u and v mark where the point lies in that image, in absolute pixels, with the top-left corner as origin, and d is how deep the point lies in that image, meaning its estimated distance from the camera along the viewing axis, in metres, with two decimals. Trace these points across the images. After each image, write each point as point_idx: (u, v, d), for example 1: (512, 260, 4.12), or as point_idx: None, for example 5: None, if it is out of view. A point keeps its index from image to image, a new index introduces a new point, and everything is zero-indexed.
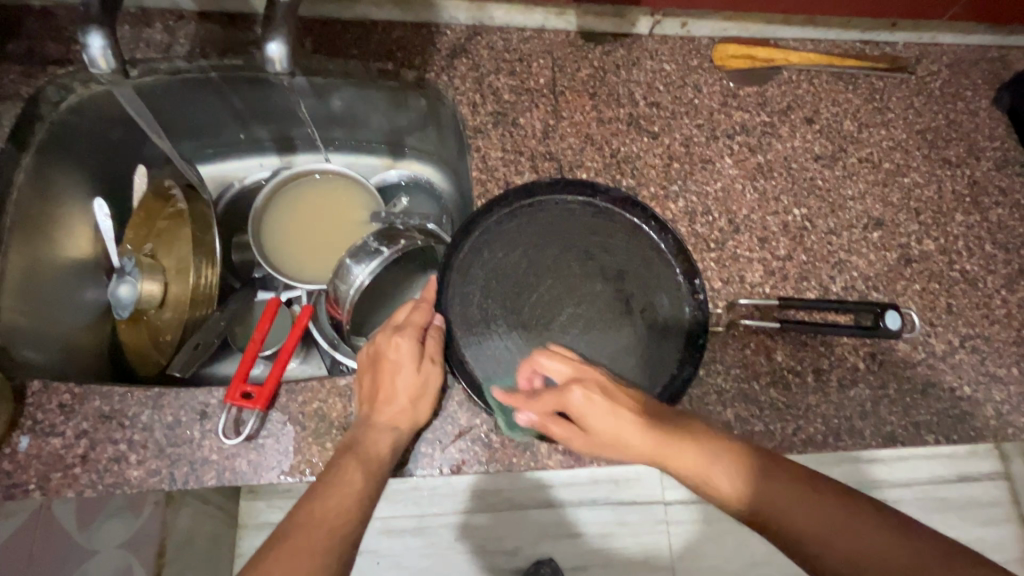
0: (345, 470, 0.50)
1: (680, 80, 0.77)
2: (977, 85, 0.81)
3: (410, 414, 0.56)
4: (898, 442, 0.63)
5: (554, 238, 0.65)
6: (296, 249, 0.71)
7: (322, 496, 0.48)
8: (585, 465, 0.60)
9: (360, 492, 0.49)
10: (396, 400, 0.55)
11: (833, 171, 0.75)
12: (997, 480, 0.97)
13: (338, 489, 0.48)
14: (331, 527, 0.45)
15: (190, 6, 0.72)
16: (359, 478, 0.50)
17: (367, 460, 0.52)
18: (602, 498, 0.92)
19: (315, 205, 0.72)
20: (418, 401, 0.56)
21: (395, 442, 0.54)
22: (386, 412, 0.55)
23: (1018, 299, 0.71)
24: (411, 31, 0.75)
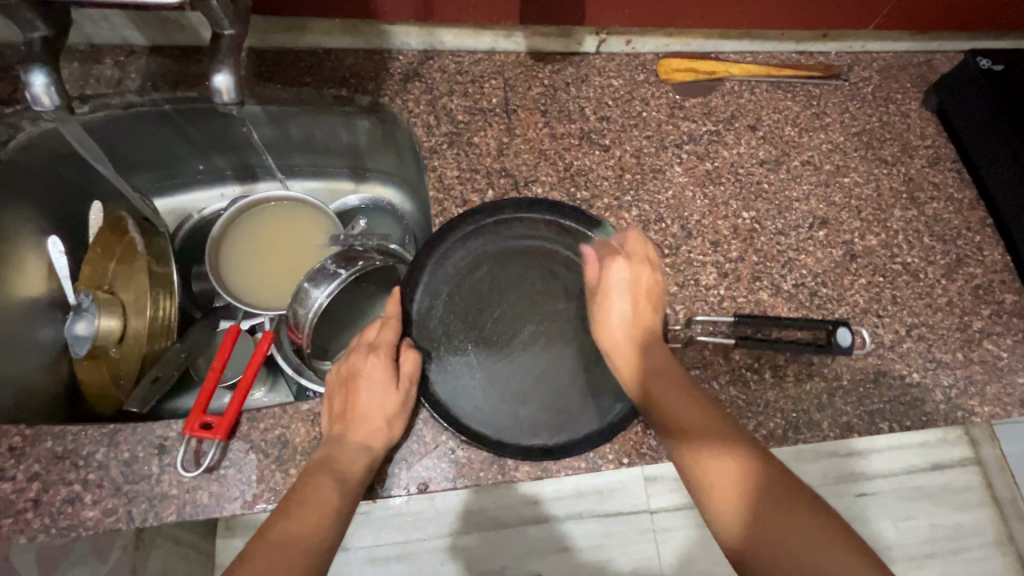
0: (319, 485, 0.50)
1: (628, 94, 0.80)
2: (907, 88, 0.86)
3: (382, 432, 0.56)
4: (855, 432, 0.65)
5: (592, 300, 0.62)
6: (253, 278, 0.70)
7: (296, 514, 0.47)
8: (553, 475, 0.60)
9: (334, 511, 0.49)
10: (368, 417, 0.55)
11: (777, 175, 0.78)
12: (968, 466, 0.99)
13: (312, 509, 0.48)
14: (305, 546, 0.45)
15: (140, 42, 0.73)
16: (332, 497, 0.50)
17: (342, 478, 0.52)
18: (587, 510, 0.93)
19: (284, 231, 0.71)
20: (392, 418, 0.56)
21: (368, 461, 0.54)
22: (358, 429, 0.55)
23: (958, 288, 0.74)
24: (363, 58, 0.76)
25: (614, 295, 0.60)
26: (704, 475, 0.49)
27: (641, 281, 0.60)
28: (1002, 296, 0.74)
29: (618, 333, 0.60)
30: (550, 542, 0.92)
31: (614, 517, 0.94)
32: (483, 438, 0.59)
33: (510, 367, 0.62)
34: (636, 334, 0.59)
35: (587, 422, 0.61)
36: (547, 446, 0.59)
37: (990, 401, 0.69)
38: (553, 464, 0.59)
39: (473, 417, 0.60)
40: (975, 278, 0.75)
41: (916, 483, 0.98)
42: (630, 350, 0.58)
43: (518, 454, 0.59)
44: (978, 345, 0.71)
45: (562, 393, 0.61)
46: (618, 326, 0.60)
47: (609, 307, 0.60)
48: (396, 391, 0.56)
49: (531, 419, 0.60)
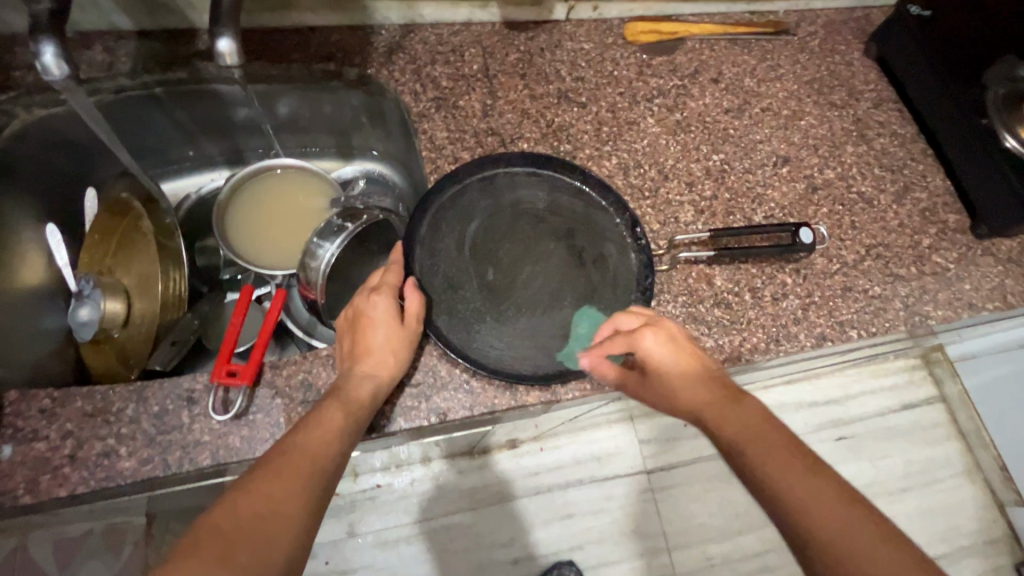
0: (327, 409, 0.53)
1: (599, 56, 0.86)
2: (849, 40, 0.95)
3: (390, 364, 0.59)
4: (829, 341, 0.72)
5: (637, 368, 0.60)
6: (257, 243, 0.72)
7: (306, 430, 0.51)
8: (562, 398, 0.64)
9: (340, 428, 0.52)
10: (376, 351, 0.59)
11: (741, 121, 0.85)
12: (932, 404, 1.09)
13: (322, 428, 0.51)
14: (312, 459, 0.48)
15: (127, 27, 0.75)
16: (340, 420, 0.53)
17: (351, 404, 0.55)
18: (585, 476, 0.99)
19: (285, 196, 0.74)
20: (397, 352, 0.60)
21: (375, 391, 0.57)
22: (365, 363, 0.58)
23: (908, 211, 0.82)
24: (347, 35, 0.80)
25: (663, 363, 0.58)
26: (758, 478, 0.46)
27: (678, 340, 0.59)
28: (946, 216, 0.83)
29: (675, 381, 0.57)
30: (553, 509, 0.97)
31: (611, 480, 0.99)
32: (493, 370, 0.63)
33: (513, 307, 0.67)
34: (696, 379, 0.57)
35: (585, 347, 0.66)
36: (553, 371, 0.65)
37: (943, 306, 0.76)
38: (561, 387, 0.64)
39: (476, 350, 0.64)
40: (922, 201, 0.83)
41: (888, 424, 1.07)
42: (691, 387, 0.56)
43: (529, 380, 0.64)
44: (928, 260, 0.79)
45: (563, 327, 0.67)
46: (671, 381, 0.57)
47: (666, 366, 0.58)
48: (402, 327, 0.60)
49: (536, 350, 0.65)
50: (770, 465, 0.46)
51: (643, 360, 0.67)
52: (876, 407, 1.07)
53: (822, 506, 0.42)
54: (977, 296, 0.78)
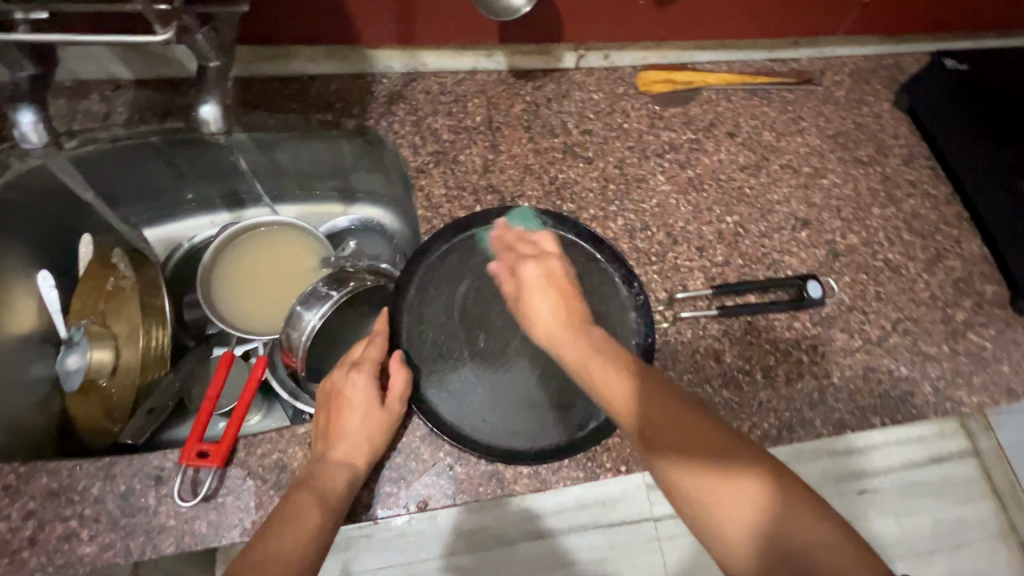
0: (300, 503, 0.50)
1: (608, 107, 0.82)
2: (878, 90, 0.89)
3: (367, 449, 0.56)
4: (848, 428, 0.66)
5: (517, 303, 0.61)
6: (249, 306, 0.70)
7: (278, 533, 0.47)
8: (553, 486, 0.60)
9: (315, 528, 0.49)
10: (351, 436, 0.55)
11: (758, 179, 0.80)
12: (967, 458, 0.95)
13: (294, 527, 0.48)
14: (285, 565, 0.45)
15: (126, 76, 0.74)
16: (314, 515, 0.50)
17: (325, 495, 0.52)
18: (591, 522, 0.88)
19: (271, 253, 0.71)
20: (376, 436, 0.56)
21: (351, 479, 0.54)
22: (340, 447, 0.55)
23: (939, 281, 0.76)
24: (347, 83, 0.78)
25: (535, 295, 0.60)
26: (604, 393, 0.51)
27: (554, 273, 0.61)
28: (982, 287, 0.76)
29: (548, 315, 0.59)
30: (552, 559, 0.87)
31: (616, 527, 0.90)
32: (483, 448, 0.59)
33: (506, 375, 0.62)
34: (564, 319, 0.58)
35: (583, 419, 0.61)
36: (549, 449, 0.60)
37: (977, 391, 0.70)
38: (552, 474, 0.60)
39: (468, 428, 0.60)
40: (956, 271, 0.77)
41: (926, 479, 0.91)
42: (553, 322, 0.58)
43: (518, 466, 0.59)
44: (962, 337, 0.72)
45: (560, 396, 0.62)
46: (548, 317, 0.59)
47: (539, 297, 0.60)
48: (381, 409, 0.57)
49: (530, 425, 0.60)
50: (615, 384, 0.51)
51: None
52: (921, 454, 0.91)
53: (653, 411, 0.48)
54: (1016, 379, 0.71)
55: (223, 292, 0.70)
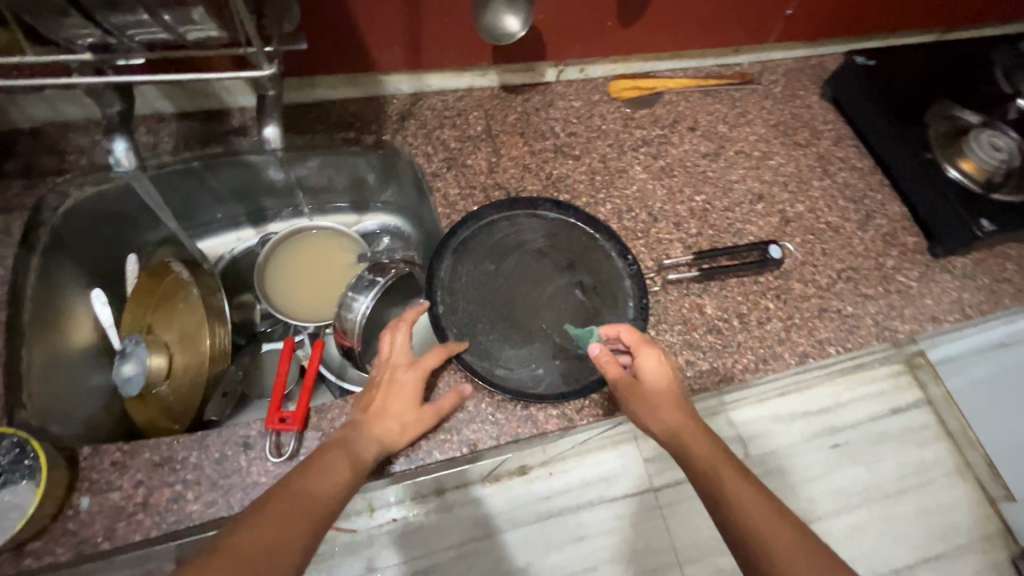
0: (340, 456, 0.57)
1: (588, 112, 0.96)
2: (808, 86, 1.07)
3: (399, 437, 0.63)
4: (810, 358, 0.80)
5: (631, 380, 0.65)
6: (319, 303, 0.80)
7: (314, 474, 0.54)
8: (579, 424, 0.71)
9: (346, 481, 0.55)
10: (391, 421, 0.63)
11: (717, 164, 0.95)
12: (920, 408, 1.06)
13: (327, 474, 0.54)
14: (320, 504, 0.51)
15: (168, 109, 0.84)
16: (347, 469, 0.56)
17: (357, 462, 0.57)
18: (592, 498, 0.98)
19: (290, 268, 0.81)
20: (408, 428, 0.64)
21: (379, 453, 0.61)
22: (379, 423, 0.62)
23: (871, 237, 0.92)
24: (363, 105, 0.89)
25: (653, 377, 0.64)
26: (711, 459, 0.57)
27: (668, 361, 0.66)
28: (905, 239, 0.93)
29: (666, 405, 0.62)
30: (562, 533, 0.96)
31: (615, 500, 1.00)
32: (514, 392, 0.70)
33: (527, 333, 0.75)
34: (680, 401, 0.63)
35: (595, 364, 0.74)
36: (570, 390, 0.72)
37: (909, 320, 0.85)
38: (577, 413, 0.71)
39: (503, 381, 0.71)
40: (883, 227, 0.93)
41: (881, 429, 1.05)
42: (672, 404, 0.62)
43: (548, 409, 0.71)
44: (893, 279, 0.88)
45: (572, 347, 0.74)
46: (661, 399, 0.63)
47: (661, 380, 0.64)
48: (420, 410, 0.65)
49: (551, 372, 0.73)
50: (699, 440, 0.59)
51: None
52: (868, 413, 1.05)
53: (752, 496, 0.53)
54: (939, 310, 0.87)
55: (302, 313, 0.79)
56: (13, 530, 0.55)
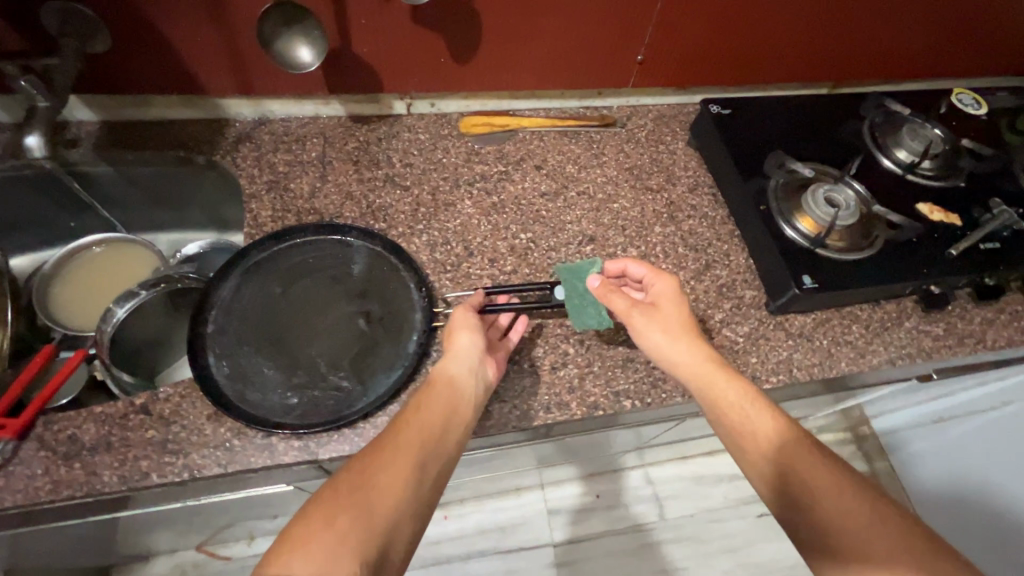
0: (426, 406, 0.62)
1: (431, 145, 0.97)
2: (675, 132, 1.05)
3: (460, 378, 0.66)
4: (600, 409, 0.75)
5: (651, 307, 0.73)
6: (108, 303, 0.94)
7: (384, 445, 0.57)
8: (320, 459, 0.68)
9: (421, 434, 0.59)
10: (454, 360, 0.68)
11: (554, 204, 0.93)
12: None
13: (402, 439, 0.58)
14: (388, 473, 0.54)
15: (10, 119, 0.87)
16: (410, 433, 0.59)
17: (423, 417, 0.61)
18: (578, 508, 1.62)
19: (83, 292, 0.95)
20: (444, 376, 0.66)
21: (439, 407, 0.63)
22: (436, 383, 0.66)
23: (704, 287, 0.88)
24: (204, 127, 0.92)
25: (668, 307, 0.72)
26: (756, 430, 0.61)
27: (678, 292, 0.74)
28: (742, 292, 0.88)
29: (681, 350, 0.68)
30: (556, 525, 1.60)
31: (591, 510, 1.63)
32: (254, 420, 0.67)
33: (293, 360, 0.73)
34: (690, 332, 0.70)
35: (355, 398, 0.71)
36: (319, 424, 0.68)
37: None
38: (319, 447, 0.68)
39: (249, 405, 0.69)
40: (721, 278, 0.89)
41: None
42: (697, 347, 0.69)
43: (288, 439, 0.68)
44: (717, 333, 0.83)
45: (337, 378, 0.72)
46: (676, 329, 0.70)
47: (672, 309, 0.72)
48: (459, 331, 0.71)
49: (305, 402, 0.70)
50: (741, 397, 0.64)
51: None
52: None
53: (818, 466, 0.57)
54: (762, 369, 0.81)
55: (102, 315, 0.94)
56: None
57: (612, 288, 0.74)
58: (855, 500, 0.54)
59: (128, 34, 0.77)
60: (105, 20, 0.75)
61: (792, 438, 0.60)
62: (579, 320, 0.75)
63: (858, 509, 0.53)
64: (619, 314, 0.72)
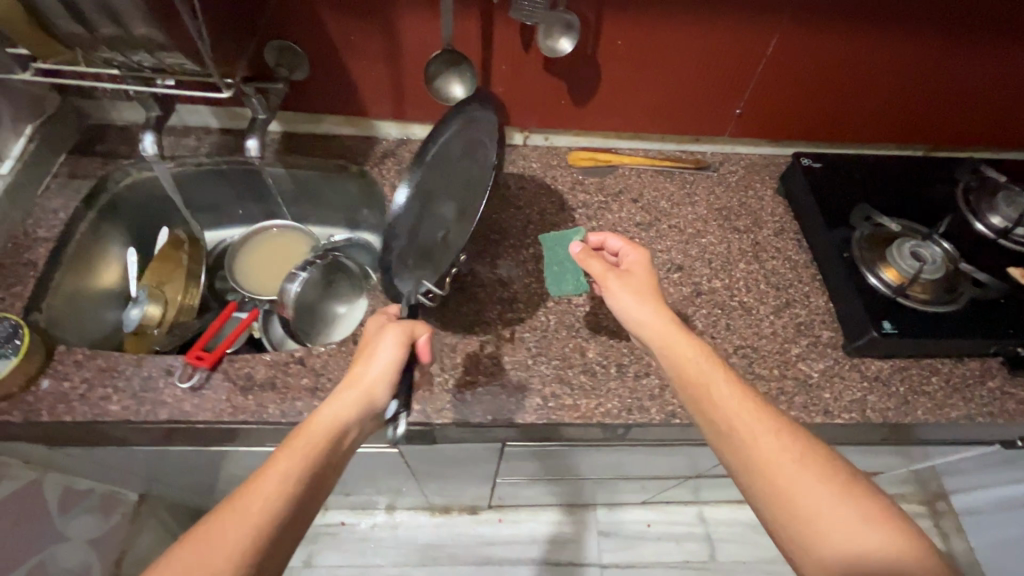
0: (287, 474, 0.55)
1: (542, 173, 1.10)
2: (765, 179, 1.13)
3: (354, 402, 0.64)
4: (677, 418, 0.83)
5: (632, 271, 0.78)
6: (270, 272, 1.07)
7: (259, 486, 0.53)
8: (435, 422, 0.81)
9: (299, 475, 0.55)
10: (359, 381, 0.66)
11: (647, 233, 1.04)
12: None
13: (274, 480, 0.53)
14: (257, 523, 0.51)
15: (216, 125, 1.10)
16: (291, 470, 0.55)
17: (310, 445, 0.58)
18: (641, 537, 1.66)
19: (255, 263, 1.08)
20: (336, 401, 0.63)
21: (326, 437, 0.59)
22: (297, 436, 0.59)
23: (783, 322, 0.94)
24: (358, 142, 1.11)
25: (636, 272, 0.78)
26: (750, 439, 0.60)
27: (646, 268, 0.78)
28: (821, 331, 0.93)
29: (650, 320, 0.73)
30: (615, 548, 1.64)
31: (657, 541, 1.66)
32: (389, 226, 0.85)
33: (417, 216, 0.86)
34: (652, 298, 0.75)
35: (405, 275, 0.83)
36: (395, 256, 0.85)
37: (798, 407, 0.85)
38: (435, 413, 0.81)
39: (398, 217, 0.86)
40: (800, 317, 0.95)
41: None
42: (660, 318, 0.72)
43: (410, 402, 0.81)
44: (793, 365, 0.89)
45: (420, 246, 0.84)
46: (647, 290, 0.76)
47: (642, 276, 0.77)
48: (365, 350, 0.70)
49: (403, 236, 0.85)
50: (730, 406, 0.63)
51: (509, 404, 0.83)
52: None
53: (797, 484, 0.56)
54: (835, 405, 0.86)
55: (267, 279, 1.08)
56: None
57: (593, 254, 0.78)
58: (846, 520, 0.53)
59: (322, 65, 0.98)
60: (308, 54, 0.96)
61: (792, 450, 0.59)
62: (553, 280, 0.95)
63: (844, 527, 0.53)
64: (594, 276, 0.77)
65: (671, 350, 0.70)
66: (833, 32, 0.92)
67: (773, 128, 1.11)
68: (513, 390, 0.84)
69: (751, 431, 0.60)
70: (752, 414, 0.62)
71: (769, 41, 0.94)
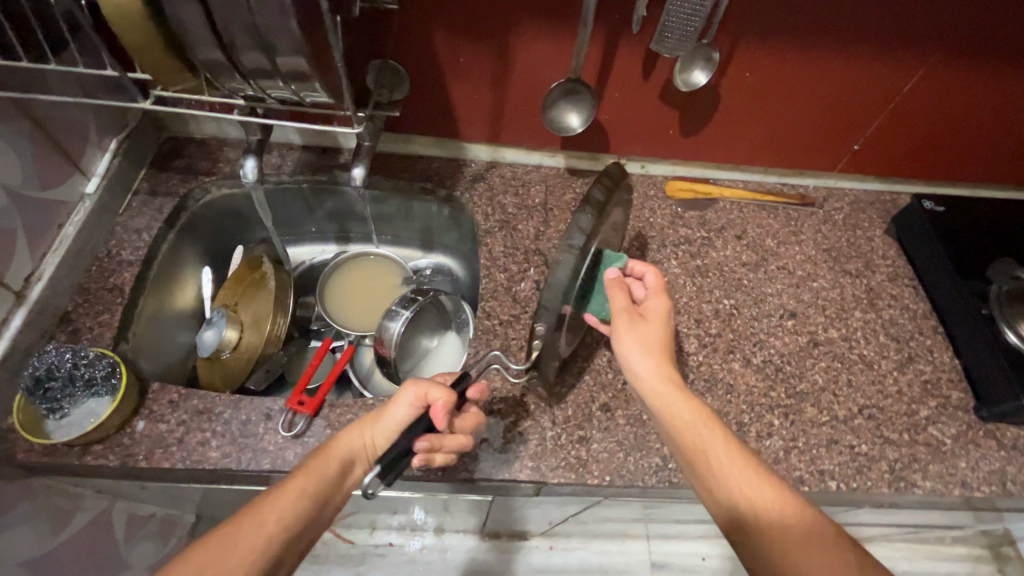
0: (294, 494, 0.58)
1: (640, 203, 1.03)
2: (873, 219, 1.06)
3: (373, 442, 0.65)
4: (806, 485, 0.78)
5: (647, 314, 0.71)
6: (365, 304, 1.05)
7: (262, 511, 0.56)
8: (549, 482, 0.75)
9: (302, 505, 0.58)
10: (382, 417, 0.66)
11: (755, 274, 0.98)
12: None
13: (274, 511, 0.56)
14: (255, 546, 0.54)
15: (297, 141, 1.05)
16: (293, 500, 0.57)
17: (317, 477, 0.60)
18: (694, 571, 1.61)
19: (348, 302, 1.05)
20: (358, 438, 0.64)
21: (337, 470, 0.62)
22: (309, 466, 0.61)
23: (908, 380, 0.88)
24: (446, 164, 1.04)
25: (654, 319, 0.70)
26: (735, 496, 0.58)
27: (664, 316, 0.71)
28: (949, 392, 0.87)
29: (653, 374, 0.67)
30: None
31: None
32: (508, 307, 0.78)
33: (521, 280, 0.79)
34: (663, 350, 0.69)
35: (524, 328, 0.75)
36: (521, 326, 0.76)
37: (932, 477, 0.80)
38: (549, 471, 0.76)
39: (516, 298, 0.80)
40: (925, 374, 0.89)
41: None
42: (666, 369, 0.67)
43: (523, 458, 0.76)
44: (923, 430, 0.83)
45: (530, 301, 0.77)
46: (658, 342, 0.69)
47: (659, 326, 0.70)
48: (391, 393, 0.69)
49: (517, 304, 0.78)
50: (723, 464, 0.60)
51: (626, 464, 0.77)
52: None
53: (797, 549, 0.54)
54: (972, 477, 0.80)
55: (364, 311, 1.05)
56: (87, 429, 0.70)
57: (623, 284, 0.70)
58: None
59: (423, 86, 0.92)
60: (409, 74, 0.90)
61: (769, 502, 0.57)
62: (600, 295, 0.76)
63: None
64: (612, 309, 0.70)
65: (673, 407, 0.65)
66: (981, 72, 0.86)
67: (887, 164, 1.04)
68: (630, 448, 0.78)
69: (731, 485, 0.59)
70: (727, 469, 0.60)
71: (908, 80, 0.88)
